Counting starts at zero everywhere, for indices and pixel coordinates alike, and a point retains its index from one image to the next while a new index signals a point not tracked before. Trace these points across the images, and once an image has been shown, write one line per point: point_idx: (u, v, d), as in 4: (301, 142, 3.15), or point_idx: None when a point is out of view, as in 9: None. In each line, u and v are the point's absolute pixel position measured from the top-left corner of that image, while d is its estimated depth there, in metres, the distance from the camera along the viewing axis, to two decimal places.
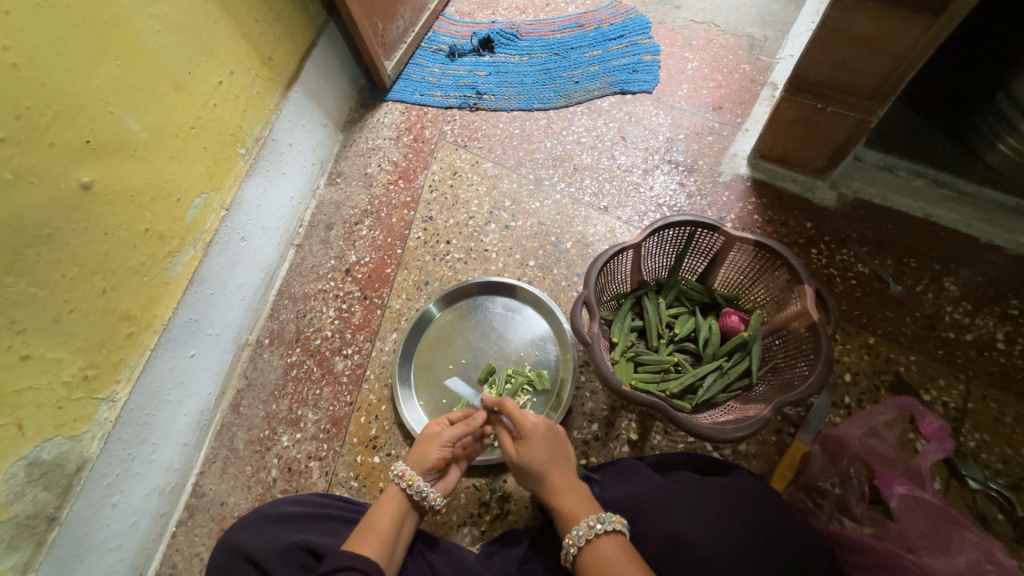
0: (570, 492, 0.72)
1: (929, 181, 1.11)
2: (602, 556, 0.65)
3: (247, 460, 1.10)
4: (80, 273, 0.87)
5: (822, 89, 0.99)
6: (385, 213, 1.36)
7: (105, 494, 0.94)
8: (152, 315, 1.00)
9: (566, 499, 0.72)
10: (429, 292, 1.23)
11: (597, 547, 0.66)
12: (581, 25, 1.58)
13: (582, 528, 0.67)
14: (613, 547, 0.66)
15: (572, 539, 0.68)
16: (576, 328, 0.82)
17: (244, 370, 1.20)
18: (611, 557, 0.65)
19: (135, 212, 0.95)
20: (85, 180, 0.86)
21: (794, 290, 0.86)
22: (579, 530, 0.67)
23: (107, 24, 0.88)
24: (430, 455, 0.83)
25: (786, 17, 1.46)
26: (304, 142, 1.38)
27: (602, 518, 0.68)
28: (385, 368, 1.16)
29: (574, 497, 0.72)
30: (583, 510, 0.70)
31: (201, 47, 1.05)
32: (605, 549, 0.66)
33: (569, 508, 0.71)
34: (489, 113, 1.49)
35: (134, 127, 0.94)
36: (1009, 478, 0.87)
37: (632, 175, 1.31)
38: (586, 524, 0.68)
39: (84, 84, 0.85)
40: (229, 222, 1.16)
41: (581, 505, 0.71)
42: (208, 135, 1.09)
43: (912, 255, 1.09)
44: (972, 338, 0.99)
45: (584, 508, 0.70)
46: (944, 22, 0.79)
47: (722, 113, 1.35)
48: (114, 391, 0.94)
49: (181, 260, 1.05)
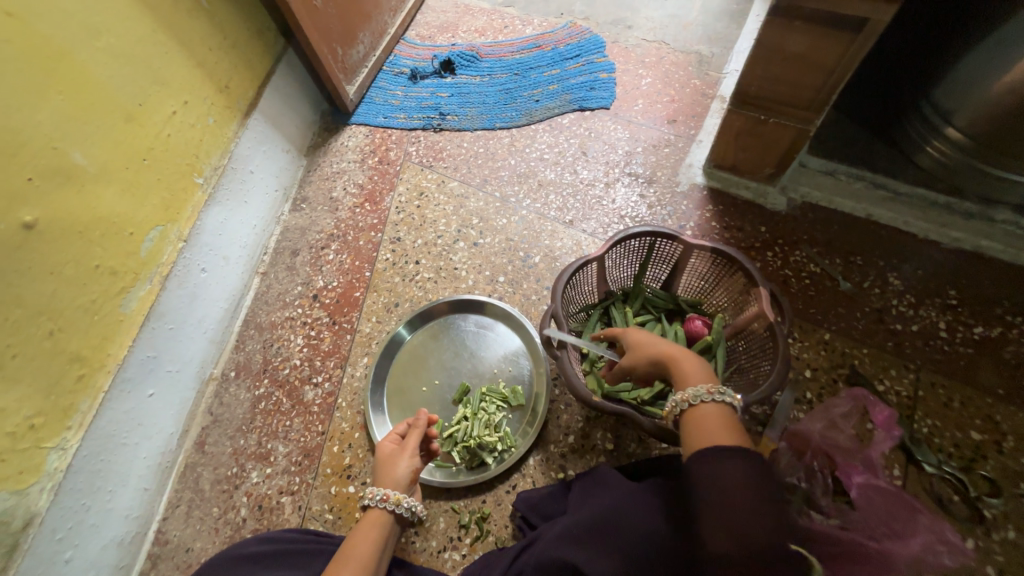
0: (685, 360, 0.72)
1: (868, 183, 1.16)
2: (712, 416, 0.65)
3: (214, 501, 1.05)
4: (24, 316, 0.83)
5: (762, 101, 1.05)
6: (352, 237, 1.35)
7: (58, 550, 0.88)
8: (106, 354, 0.96)
9: (681, 367, 0.72)
10: (399, 314, 1.22)
11: (708, 411, 0.66)
12: (538, 46, 1.64)
13: (702, 389, 0.67)
14: (715, 414, 0.65)
15: (685, 396, 0.68)
16: (547, 341, 0.85)
17: (209, 407, 1.15)
18: (720, 419, 0.65)
19: (83, 249, 0.91)
20: (28, 220, 0.83)
21: (751, 293, 0.91)
22: (699, 389, 0.67)
23: (48, 58, 0.86)
24: (401, 473, 0.83)
25: (729, 34, 1.55)
26: (265, 169, 1.36)
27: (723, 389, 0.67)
28: (357, 395, 1.13)
29: (686, 364, 0.72)
30: (699, 378, 0.69)
31: (153, 78, 1.04)
32: (720, 413, 0.65)
33: (682, 373, 0.71)
34: (453, 133, 1.51)
35: (82, 161, 0.91)
36: (961, 460, 0.90)
37: (595, 189, 1.34)
38: (705, 387, 0.68)
39: (23, 120, 0.82)
40: (188, 253, 1.13)
41: (701, 374, 0.70)
42: (162, 166, 1.07)
43: (858, 252, 1.14)
44: (917, 328, 1.04)
45: (703, 376, 0.70)
46: (863, 41, 0.87)
47: (677, 126, 1.41)
48: (64, 438, 0.89)
49: (136, 296, 1.02)
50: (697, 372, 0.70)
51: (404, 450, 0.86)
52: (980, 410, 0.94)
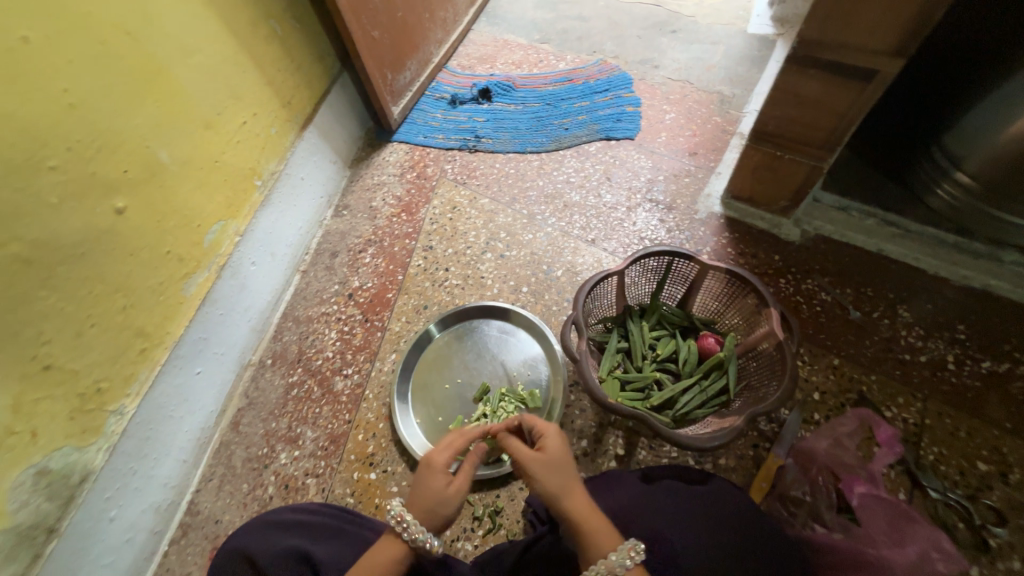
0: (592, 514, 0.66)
1: (879, 220, 1.21)
2: None
3: (244, 478, 1.12)
4: (105, 290, 0.93)
5: (778, 139, 1.13)
6: (387, 243, 1.45)
7: (104, 507, 0.95)
8: (165, 332, 1.06)
9: (591, 523, 0.65)
10: (427, 316, 1.30)
11: None
12: (570, 79, 1.77)
13: (623, 552, 0.61)
14: None
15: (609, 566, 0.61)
16: (565, 344, 0.92)
17: (246, 390, 1.24)
18: None
19: (159, 235, 1.03)
20: (119, 206, 0.94)
21: (762, 313, 0.96)
22: (620, 556, 0.61)
23: (151, 71, 0.99)
24: (445, 505, 0.69)
25: (750, 77, 1.66)
26: (314, 177, 1.49)
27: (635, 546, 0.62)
28: (384, 388, 1.20)
29: (597, 522, 0.65)
30: (606, 539, 0.64)
31: (231, 92, 1.18)
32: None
33: (593, 535, 0.64)
34: (486, 154, 1.63)
35: (166, 159, 1.04)
36: (967, 488, 0.92)
37: (617, 212, 1.43)
38: (625, 550, 0.61)
39: (126, 121, 0.95)
40: (242, 248, 1.24)
41: (607, 533, 0.64)
42: (229, 168, 1.20)
43: (869, 284, 1.19)
44: (925, 359, 1.07)
45: (609, 536, 0.64)
46: (873, 89, 0.95)
47: (697, 158, 1.50)
48: (123, 404, 0.98)
49: (195, 281, 1.12)
50: (604, 532, 0.64)
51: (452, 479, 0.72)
52: (987, 442, 0.96)
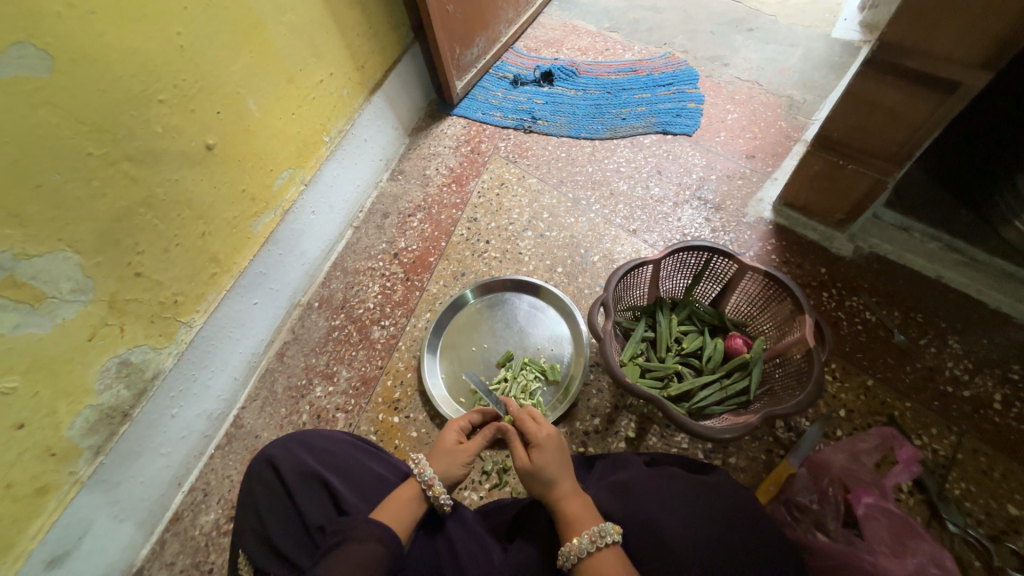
0: (574, 498, 0.73)
1: (942, 245, 1.15)
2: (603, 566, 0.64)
3: (283, 403, 1.24)
4: (190, 216, 1.05)
5: (843, 147, 1.09)
6: (436, 210, 1.53)
7: (168, 404, 1.09)
8: (233, 261, 1.18)
9: (569, 507, 0.72)
10: (463, 282, 1.37)
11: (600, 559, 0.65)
12: (635, 70, 1.75)
13: (585, 539, 0.67)
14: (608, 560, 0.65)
15: (573, 549, 0.67)
16: (591, 323, 0.94)
17: (293, 326, 1.36)
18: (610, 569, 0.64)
19: (238, 174, 1.14)
20: (210, 142, 1.06)
21: (796, 320, 0.95)
22: (583, 541, 0.67)
23: (249, 24, 1.09)
24: (452, 471, 0.82)
25: (825, 84, 1.58)
26: (376, 140, 1.58)
27: (607, 530, 0.68)
28: (416, 342, 1.29)
29: (574, 505, 0.72)
30: (583, 521, 0.70)
31: (314, 52, 1.28)
32: (609, 557, 0.65)
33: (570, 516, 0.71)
34: (540, 136, 1.66)
35: (252, 106, 1.14)
36: (990, 529, 0.88)
37: (663, 206, 1.43)
38: (587, 537, 0.67)
39: (224, 68, 1.06)
40: (305, 196, 1.35)
41: (585, 516, 0.70)
42: (303, 122, 1.30)
43: (920, 310, 1.14)
44: (969, 394, 1.02)
45: (588, 518, 0.70)
46: (954, 102, 0.90)
47: (755, 161, 1.46)
48: (192, 318, 1.11)
49: (263, 221, 1.24)
50: (584, 517, 0.71)
51: (462, 450, 0.84)
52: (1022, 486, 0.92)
